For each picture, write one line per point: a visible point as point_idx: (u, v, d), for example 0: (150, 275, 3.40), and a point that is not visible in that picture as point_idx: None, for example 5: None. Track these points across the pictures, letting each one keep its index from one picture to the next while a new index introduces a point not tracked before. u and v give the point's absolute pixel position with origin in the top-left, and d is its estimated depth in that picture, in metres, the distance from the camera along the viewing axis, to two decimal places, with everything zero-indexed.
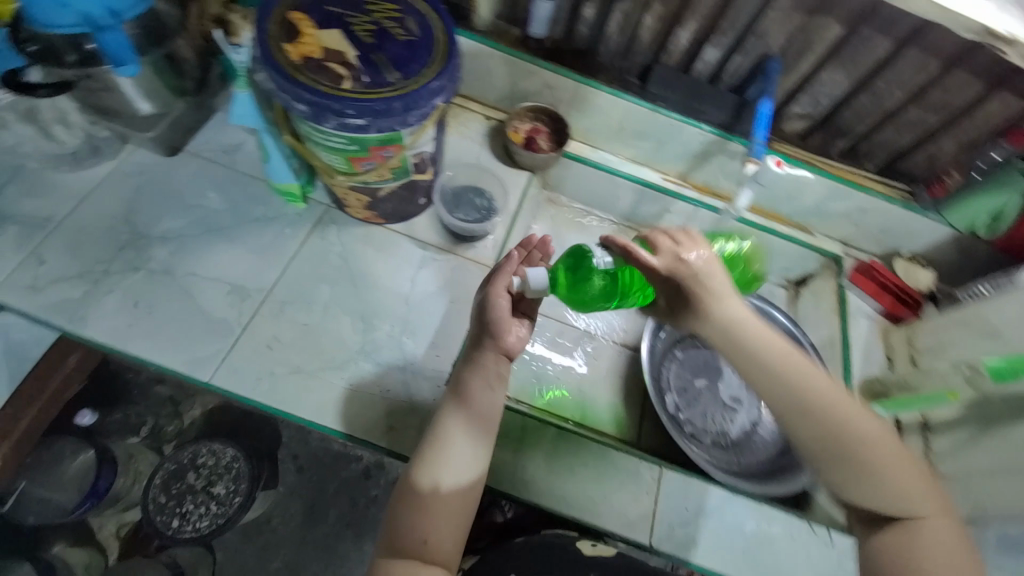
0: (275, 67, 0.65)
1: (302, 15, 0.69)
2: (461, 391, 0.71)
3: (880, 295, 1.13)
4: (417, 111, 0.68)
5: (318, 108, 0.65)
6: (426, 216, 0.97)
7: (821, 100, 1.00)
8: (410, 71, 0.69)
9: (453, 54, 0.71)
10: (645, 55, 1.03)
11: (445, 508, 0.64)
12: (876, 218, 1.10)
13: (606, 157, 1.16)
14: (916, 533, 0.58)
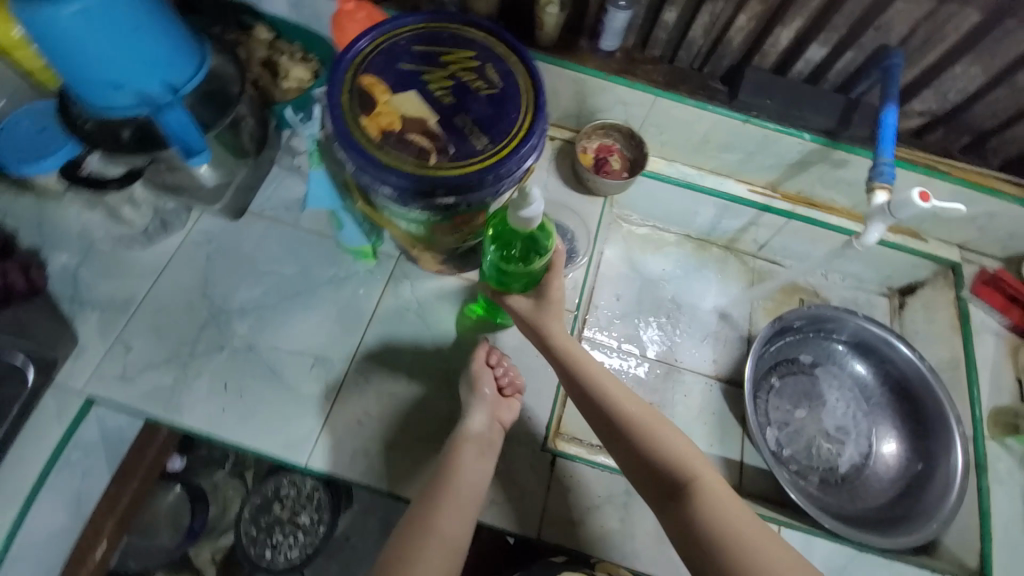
0: (353, 145, 0.59)
1: (374, 78, 0.63)
2: (464, 438, 0.73)
3: (1009, 309, 0.99)
4: (509, 179, 0.62)
5: (405, 190, 0.59)
6: None
7: (948, 96, 0.86)
8: (496, 130, 0.61)
9: (542, 104, 0.63)
10: (733, 58, 0.91)
11: (438, 543, 0.64)
12: (1005, 223, 0.96)
13: (684, 171, 1.06)
14: (694, 505, 0.61)
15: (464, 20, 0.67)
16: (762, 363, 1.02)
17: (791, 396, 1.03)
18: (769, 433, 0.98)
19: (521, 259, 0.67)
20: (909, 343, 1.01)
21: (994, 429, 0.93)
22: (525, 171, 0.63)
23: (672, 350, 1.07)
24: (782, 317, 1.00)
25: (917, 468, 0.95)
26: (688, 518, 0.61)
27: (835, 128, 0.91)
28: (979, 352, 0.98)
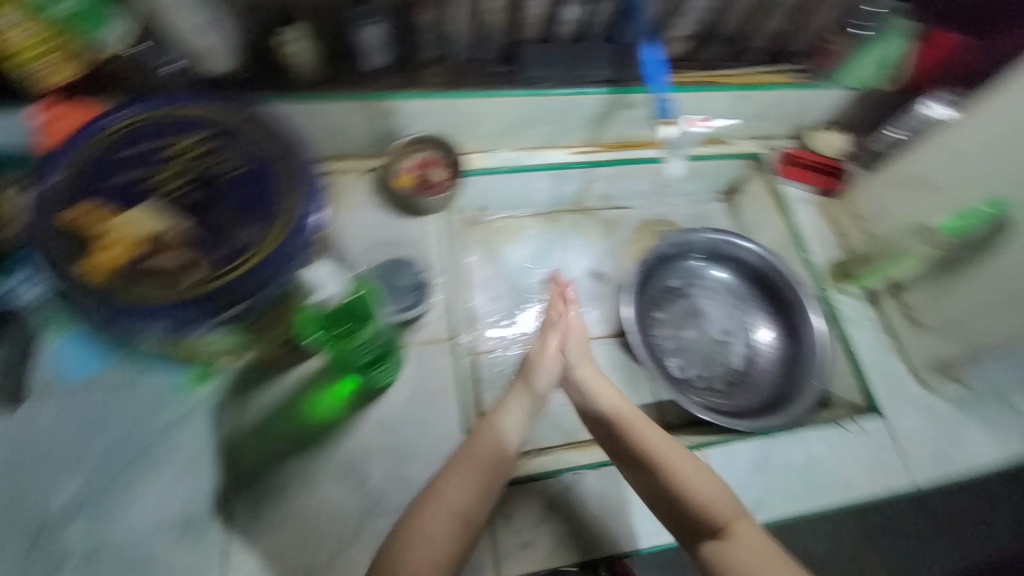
0: (106, 290, 0.57)
1: (108, 207, 0.60)
2: (507, 408, 0.78)
3: (808, 177, 1.12)
4: (294, 257, 0.61)
5: (183, 312, 0.57)
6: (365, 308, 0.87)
7: (694, 16, 0.93)
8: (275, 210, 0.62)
9: (304, 169, 0.64)
10: (502, 38, 0.90)
11: (468, 488, 0.69)
12: (781, 109, 1.08)
13: (509, 156, 1.07)
14: (690, 500, 0.72)
15: (193, 105, 0.66)
16: (640, 303, 1.08)
17: (675, 320, 1.10)
18: (670, 363, 1.05)
19: (349, 334, 0.78)
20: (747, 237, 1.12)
21: (835, 281, 1.05)
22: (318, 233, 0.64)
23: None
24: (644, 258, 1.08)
25: (792, 340, 1.05)
26: (682, 511, 0.72)
27: (618, 74, 0.95)
28: (802, 222, 1.10)
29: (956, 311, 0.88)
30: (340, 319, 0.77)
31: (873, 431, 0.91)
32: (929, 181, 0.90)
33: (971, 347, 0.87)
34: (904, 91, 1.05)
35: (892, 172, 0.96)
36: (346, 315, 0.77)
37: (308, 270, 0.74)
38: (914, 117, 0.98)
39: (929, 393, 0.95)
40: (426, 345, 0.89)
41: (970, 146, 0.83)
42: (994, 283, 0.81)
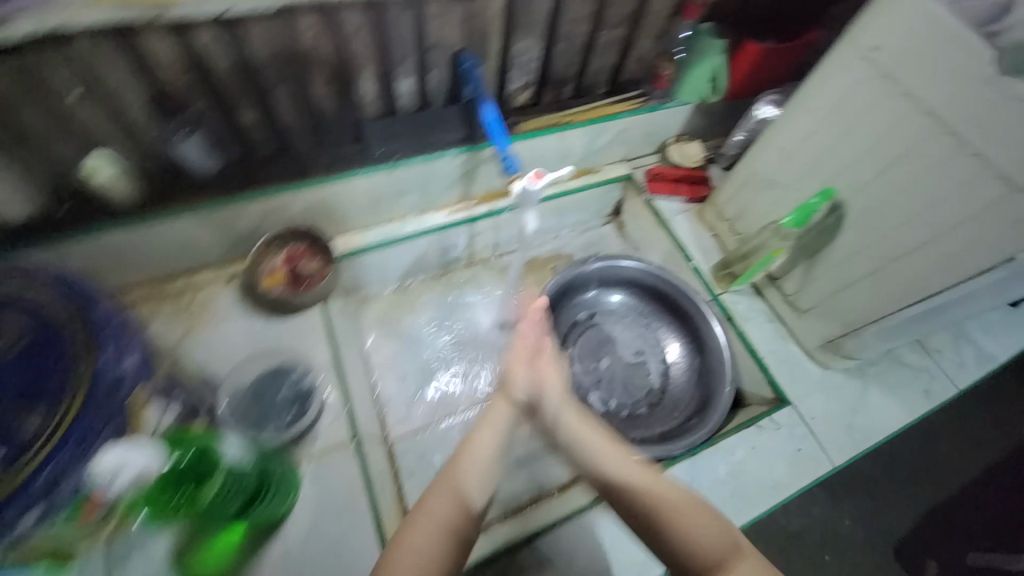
0: None
1: None
2: (483, 429, 0.73)
3: (678, 190, 1.17)
4: (110, 419, 0.63)
5: None
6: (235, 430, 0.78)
7: (529, 66, 0.96)
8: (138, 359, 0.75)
9: (99, 327, 0.67)
10: (342, 121, 0.88)
11: (453, 499, 0.66)
12: (636, 131, 1.13)
13: (383, 230, 1.03)
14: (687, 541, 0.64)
15: None
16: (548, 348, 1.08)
17: (590, 353, 1.12)
18: (592, 398, 1.06)
19: (192, 495, 0.66)
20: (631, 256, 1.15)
21: (722, 284, 1.08)
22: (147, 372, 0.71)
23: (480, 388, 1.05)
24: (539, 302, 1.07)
25: (697, 349, 1.09)
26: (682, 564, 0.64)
27: (469, 132, 0.94)
28: (681, 233, 1.15)
29: (826, 294, 0.92)
30: (173, 485, 0.64)
31: (786, 423, 0.93)
32: (772, 179, 0.95)
33: (847, 327, 0.91)
34: (738, 99, 1.13)
35: (742, 175, 1.02)
36: (181, 476, 0.65)
37: (99, 454, 0.60)
38: (750, 121, 1.11)
39: (825, 370, 1.00)
40: (324, 455, 0.82)
41: (797, 144, 0.87)
42: (847, 263, 0.86)
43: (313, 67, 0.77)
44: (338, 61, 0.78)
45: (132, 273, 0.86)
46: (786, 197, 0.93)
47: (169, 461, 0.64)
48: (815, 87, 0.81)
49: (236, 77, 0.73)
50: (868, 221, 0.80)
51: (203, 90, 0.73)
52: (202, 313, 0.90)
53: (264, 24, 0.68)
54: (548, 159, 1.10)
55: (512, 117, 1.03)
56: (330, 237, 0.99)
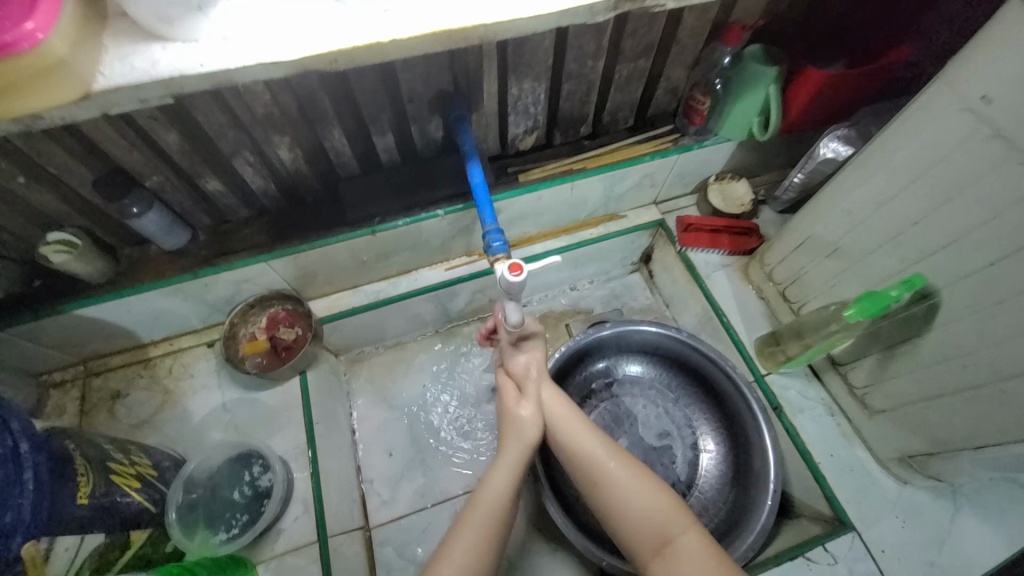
0: None
1: None
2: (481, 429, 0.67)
3: (718, 241, 0.98)
4: None
5: None
6: (180, 528, 0.69)
7: (533, 109, 0.82)
8: (63, 464, 0.54)
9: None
10: (319, 181, 0.80)
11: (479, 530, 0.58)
12: (666, 173, 0.96)
13: (373, 289, 0.94)
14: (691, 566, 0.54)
15: None
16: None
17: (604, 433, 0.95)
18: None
19: None
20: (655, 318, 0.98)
21: (769, 362, 0.89)
22: (73, 478, 0.55)
23: (476, 470, 0.93)
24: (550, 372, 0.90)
25: (735, 444, 0.90)
26: None
27: (460, 191, 0.82)
28: (719, 295, 0.96)
29: (907, 396, 0.72)
30: None
31: (842, 557, 0.74)
32: (835, 246, 0.75)
33: (936, 444, 0.70)
34: (796, 130, 0.92)
35: (798, 235, 0.82)
36: None
37: None
38: (811, 161, 0.88)
39: (903, 486, 0.79)
40: (287, 557, 0.74)
41: (872, 210, 0.67)
42: (939, 370, 0.66)
43: (273, 131, 0.68)
44: (302, 123, 0.69)
45: (109, 343, 0.83)
46: (853, 269, 0.73)
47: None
48: (896, 137, 0.61)
49: (187, 147, 0.66)
50: (972, 323, 0.60)
51: (160, 161, 0.67)
52: (178, 384, 0.85)
53: (208, 94, 0.60)
54: (561, 208, 0.95)
55: (516, 166, 0.89)
56: (316, 300, 0.92)
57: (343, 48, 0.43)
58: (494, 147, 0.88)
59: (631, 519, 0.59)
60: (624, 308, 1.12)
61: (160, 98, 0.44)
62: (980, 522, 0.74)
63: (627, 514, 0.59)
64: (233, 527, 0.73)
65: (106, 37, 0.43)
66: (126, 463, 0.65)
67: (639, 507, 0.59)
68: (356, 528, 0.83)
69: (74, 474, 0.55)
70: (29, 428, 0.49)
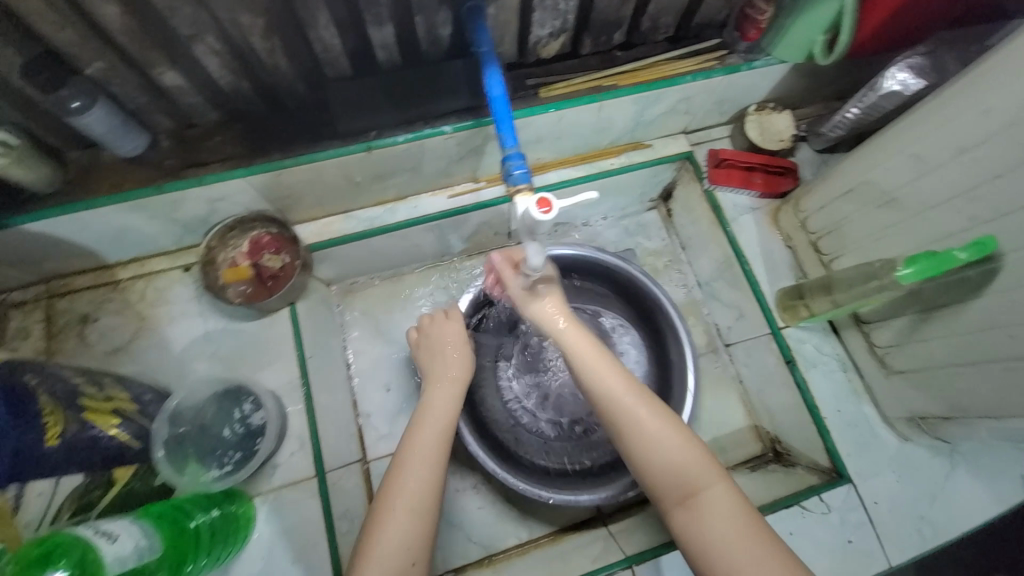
0: None
1: None
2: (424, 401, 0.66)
3: (750, 181, 0.89)
4: None
5: None
6: (169, 466, 0.66)
7: (561, 6, 0.68)
8: (24, 404, 0.49)
9: None
10: (303, 83, 0.66)
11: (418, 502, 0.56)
12: (705, 98, 0.84)
13: (366, 215, 0.84)
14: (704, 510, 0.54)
15: None
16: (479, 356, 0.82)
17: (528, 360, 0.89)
18: (530, 425, 0.86)
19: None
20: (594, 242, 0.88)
21: (788, 315, 0.85)
22: (39, 420, 0.50)
23: None
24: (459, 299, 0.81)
25: (666, 353, 0.86)
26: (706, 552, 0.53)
27: (474, 103, 0.71)
28: (743, 241, 0.88)
29: (933, 360, 0.69)
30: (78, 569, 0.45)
31: (836, 507, 0.75)
32: (891, 196, 0.68)
33: (952, 408, 0.69)
34: (861, 55, 0.80)
35: (847, 180, 0.73)
36: (81, 553, 0.46)
37: None
38: (871, 94, 0.76)
39: (903, 443, 0.78)
40: (283, 491, 0.73)
41: (949, 157, 0.59)
42: (981, 337, 0.62)
43: (242, 11, 0.54)
44: (279, 3, 0.55)
45: (69, 263, 0.73)
46: (907, 223, 0.66)
47: (64, 571, 0.43)
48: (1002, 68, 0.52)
49: (133, 25, 0.52)
50: None
51: (100, 41, 0.54)
52: (154, 310, 0.78)
53: None
54: (582, 133, 0.84)
55: (536, 78, 0.76)
56: (303, 225, 0.82)
57: None
58: (511, 52, 0.74)
59: (653, 467, 0.57)
60: (637, 248, 1.05)
61: None
62: (971, 479, 0.76)
63: (644, 458, 0.57)
64: (225, 464, 0.71)
65: None
66: (101, 399, 0.60)
67: (661, 455, 0.56)
68: (354, 462, 0.82)
69: (40, 415, 0.50)
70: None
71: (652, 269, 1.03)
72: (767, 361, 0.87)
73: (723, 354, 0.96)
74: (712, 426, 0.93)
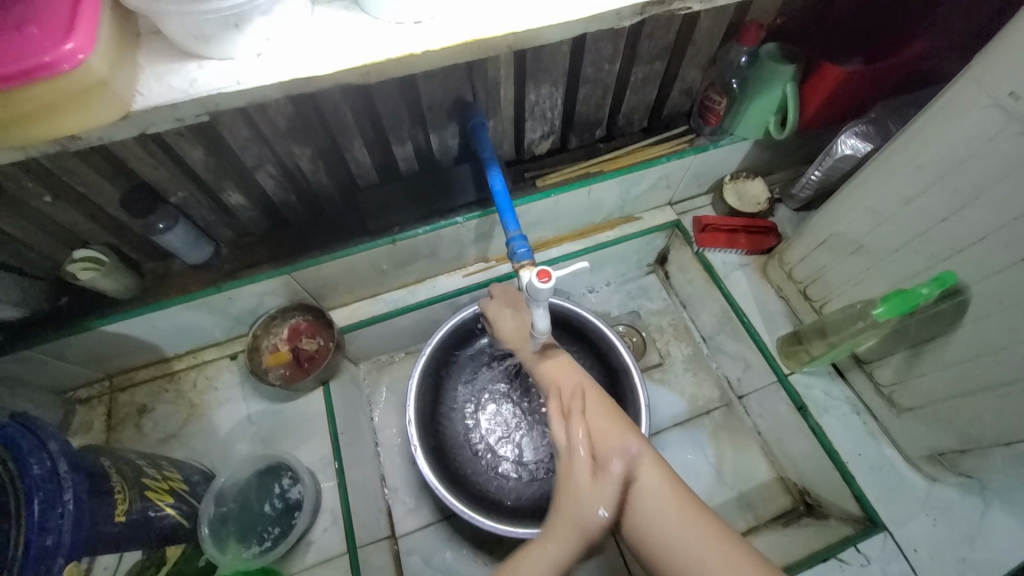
0: None
1: None
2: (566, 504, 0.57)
3: (735, 241, 0.97)
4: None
5: None
6: (213, 544, 0.71)
7: (549, 115, 0.82)
8: (99, 482, 0.54)
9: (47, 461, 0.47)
10: (339, 193, 0.80)
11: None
12: (681, 174, 0.96)
13: (391, 298, 0.94)
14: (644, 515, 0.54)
15: None
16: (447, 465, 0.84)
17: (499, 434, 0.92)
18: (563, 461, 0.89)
19: None
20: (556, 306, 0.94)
21: (792, 361, 0.88)
22: (112, 494, 0.55)
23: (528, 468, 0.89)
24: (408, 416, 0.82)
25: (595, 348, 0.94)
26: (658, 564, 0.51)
27: (481, 197, 0.83)
28: (738, 295, 0.95)
29: (936, 393, 0.71)
30: None
31: (875, 558, 0.72)
32: (859, 244, 0.75)
33: (968, 441, 0.70)
34: (812, 128, 0.92)
35: (819, 233, 0.81)
36: None
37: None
38: (828, 158, 0.86)
39: (932, 484, 0.78)
40: (317, 569, 0.75)
41: (898, 208, 0.67)
42: (969, 367, 0.65)
43: (295, 143, 0.68)
44: (324, 134, 0.69)
45: (134, 358, 0.83)
46: (878, 268, 0.73)
47: None
48: (924, 132, 0.61)
49: (210, 162, 0.66)
50: (1008, 317, 0.59)
51: (184, 177, 0.67)
52: (204, 396, 0.86)
53: (233, 109, 0.60)
54: (577, 211, 0.95)
55: (532, 171, 0.89)
56: (335, 310, 0.92)
57: (372, 61, 0.46)
58: (510, 152, 0.88)
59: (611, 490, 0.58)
60: (641, 310, 1.12)
61: (194, 115, 0.47)
62: (1014, 519, 0.74)
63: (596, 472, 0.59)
64: (264, 540, 0.75)
65: (142, 56, 0.46)
66: (159, 479, 0.66)
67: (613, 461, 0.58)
68: (383, 538, 0.84)
69: (110, 492, 0.55)
70: (66, 446, 0.50)
71: (657, 328, 1.09)
72: (780, 408, 0.89)
73: (737, 407, 0.98)
74: (736, 481, 0.93)
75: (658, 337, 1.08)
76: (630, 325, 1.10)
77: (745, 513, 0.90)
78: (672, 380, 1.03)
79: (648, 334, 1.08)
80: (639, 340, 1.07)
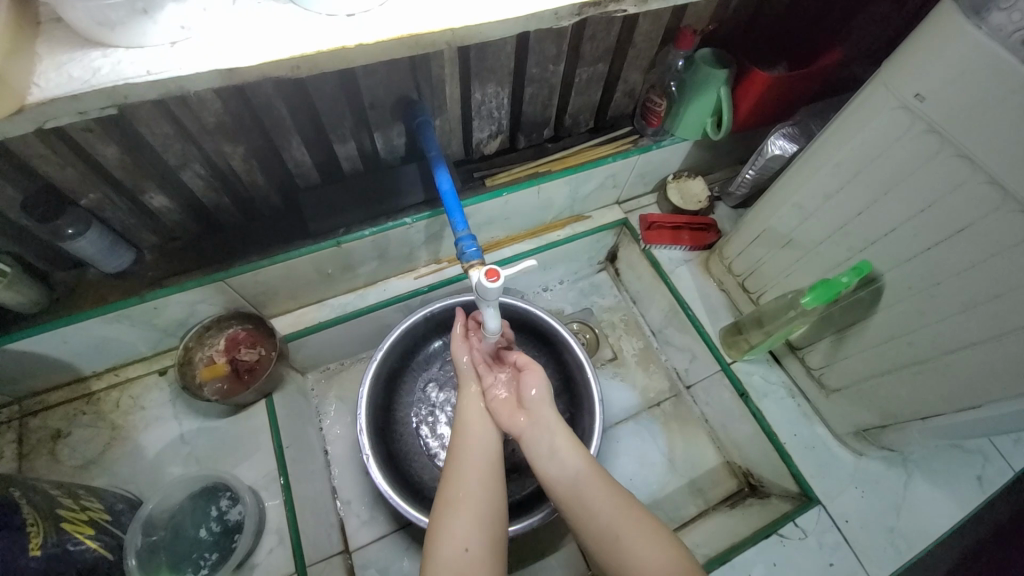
0: None
1: None
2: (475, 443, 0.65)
3: (679, 238, 1.01)
4: None
5: None
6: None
7: (497, 114, 0.82)
8: (7, 517, 0.49)
9: None
10: (278, 194, 0.76)
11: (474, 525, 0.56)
12: (627, 173, 0.98)
13: (338, 303, 0.91)
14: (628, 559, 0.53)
15: None
16: (403, 475, 0.82)
17: None
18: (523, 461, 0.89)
19: None
20: (512, 306, 0.94)
21: (733, 350, 0.93)
22: (22, 530, 0.50)
23: None
24: (360, 426, 0.80)
25: (550, 347, 0.95)
26: None
27: (430, 197, 0.82)
28: (683, 289, 0.99)
29: (859, 374, 0.77)
30: None
31: (812, 530, 0.77)
32: (788, 238, 0.80)
33: (887, 417, 0.77)
34: (745, 129, 0.97)
35: (754, 229, 0.86)
36: None
37: None
38: (761, 158, 0.91)
39: (859, 458, 0.84)
40: None
41: (821, 204, 0.73)
42: (887, 348, 0.71)
43: (225, 141, 0.64)
44: (258, 132, 0.65)
45: (43, 380, 0.74)
46: (806, 259, 0.78)
47: None
48: (839, 133, 0.66)
49: (128, 161, 0.60)
50: (915, 301, 0.65)
51: (97, 177, 0.61)
52: (130, 417, 0.79)
53: (152, 104, 0.55)
54: (527, 211, 0.95)
55: (481, 171, 0.89)
56: (278, 317, 0.88)
57: (303, 54, 0.43)
58: (459, 152, 0.87)
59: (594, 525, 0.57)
60: (593, 307, 1.14)
61: (100, 108, 0.43)
62: (929, 485, 0.81)
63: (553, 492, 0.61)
64: (201, 568, 0.70)
65: (38, 45, 0.41)
66: (78, 509, 0.60)
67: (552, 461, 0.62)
68: (336, 553, 0.80)
69: (23, 525, 0.50)
70: None
71: (609, 324, 1.12)
72: (724, 396, 0.93)
73: (686, 397, 1.02)
74: (686, 468, 0.96)
75: (610, 333, 1.11)
76: (583, 322, 1.12)
77: (695, 498, 0.94)
78: (624, 374, 1.06)
79: (600, 331, 1.11)
80: (593, 337, 1.10)
